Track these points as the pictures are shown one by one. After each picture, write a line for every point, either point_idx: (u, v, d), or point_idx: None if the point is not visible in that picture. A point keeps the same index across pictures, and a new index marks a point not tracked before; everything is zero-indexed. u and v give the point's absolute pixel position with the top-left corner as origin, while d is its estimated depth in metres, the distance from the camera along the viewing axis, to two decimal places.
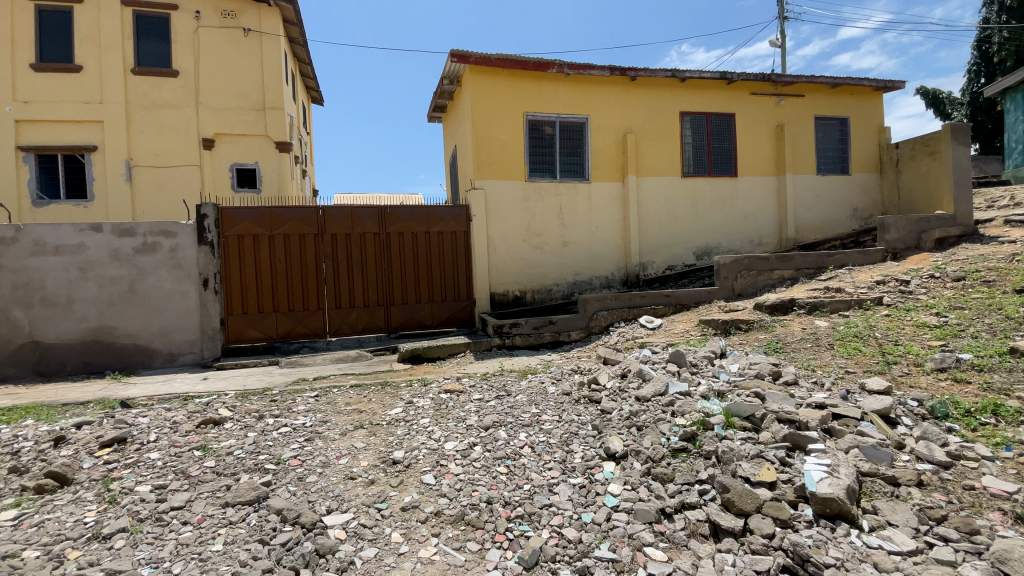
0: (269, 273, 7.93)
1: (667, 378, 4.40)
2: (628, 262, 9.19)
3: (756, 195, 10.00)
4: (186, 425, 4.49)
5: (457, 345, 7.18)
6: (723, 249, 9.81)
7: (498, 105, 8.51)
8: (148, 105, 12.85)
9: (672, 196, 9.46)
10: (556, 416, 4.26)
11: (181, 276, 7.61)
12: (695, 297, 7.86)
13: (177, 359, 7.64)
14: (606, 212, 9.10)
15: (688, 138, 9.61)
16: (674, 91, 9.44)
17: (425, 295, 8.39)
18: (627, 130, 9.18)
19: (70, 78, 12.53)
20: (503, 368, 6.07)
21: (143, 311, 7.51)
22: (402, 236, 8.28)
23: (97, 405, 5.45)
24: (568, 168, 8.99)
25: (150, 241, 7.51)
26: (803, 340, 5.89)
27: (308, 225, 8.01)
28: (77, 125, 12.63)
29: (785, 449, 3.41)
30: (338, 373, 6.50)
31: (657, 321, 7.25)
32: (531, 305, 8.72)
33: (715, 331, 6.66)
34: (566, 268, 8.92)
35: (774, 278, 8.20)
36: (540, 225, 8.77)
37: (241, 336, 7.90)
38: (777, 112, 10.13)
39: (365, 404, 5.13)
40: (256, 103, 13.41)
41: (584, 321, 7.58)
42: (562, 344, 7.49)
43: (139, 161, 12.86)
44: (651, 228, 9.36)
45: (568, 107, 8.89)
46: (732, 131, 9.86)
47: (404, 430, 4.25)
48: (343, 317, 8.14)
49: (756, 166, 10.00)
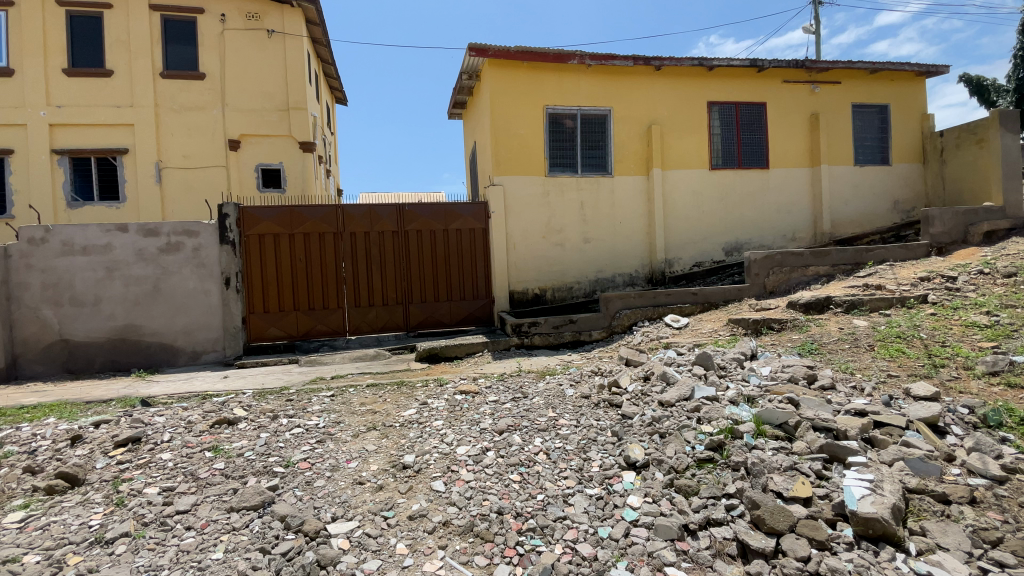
0: (289, 272, 7.95)
1: (693, 382, 4.14)
2: (653, 259, 8.87)
3: (789, 188, 9.54)
4: (201, 425, 4.48)
5: (475, 344, 7.04)
6: (754, 244, 9.38)
7: (518, 99, 8.32)
8: (176, 108, 13.14)
9: (699, 190, 9.10)
10: (574, 421, 4.06)
11: (203, 275, 7.69)
12: (724, 295, 7.51)
13: (200, 358, 7.72)
14: (629, 208, 8.81)
15: (716, 129, 9.23)
16: (701, 81, 9.08)
17: (443, 293, 8.28)
18: (652, 121, 8.86)
19: (102, 83, 12.93)
20: (521, 369, 5.90)
21: (167, 310, 7.62)
22: (421, 234, 8.19)
23: (118, 404, 5.53)
24: (590, 163, 8.73)
25: (174, 241, 7.62)
26: (840, 340, 5.54)
27: (327, 224, 7.99)
28: (109, 129, 13.02)
29: (822, 460, 3.14)
30: (355, 372, 6.44)
31: (683, 320, 6.97)
32: (551, 303, 8.50)
33: (745, 332, 6.33)
34: (588, 266, 8.67)
35: (808, 275, 7.78)
36: (560, 222, 8.54)
37: (262, 334, 7.93)
38: (811, 101, 9.64)
39: (379, 404, 5.03)
40: (280, 103, 13.56)
41: (606, 320, 7.34)
42: (582, 344, 7.26)
43: (168, 163, 13.18)
44: (677, 224, 9.02)
45: (589, 99, 8.63)
46: (763, 121, 9.43)
47: (417, 433, 4.12)
48: (362, 316, 8.09)
49: (789, 157, 9.54)
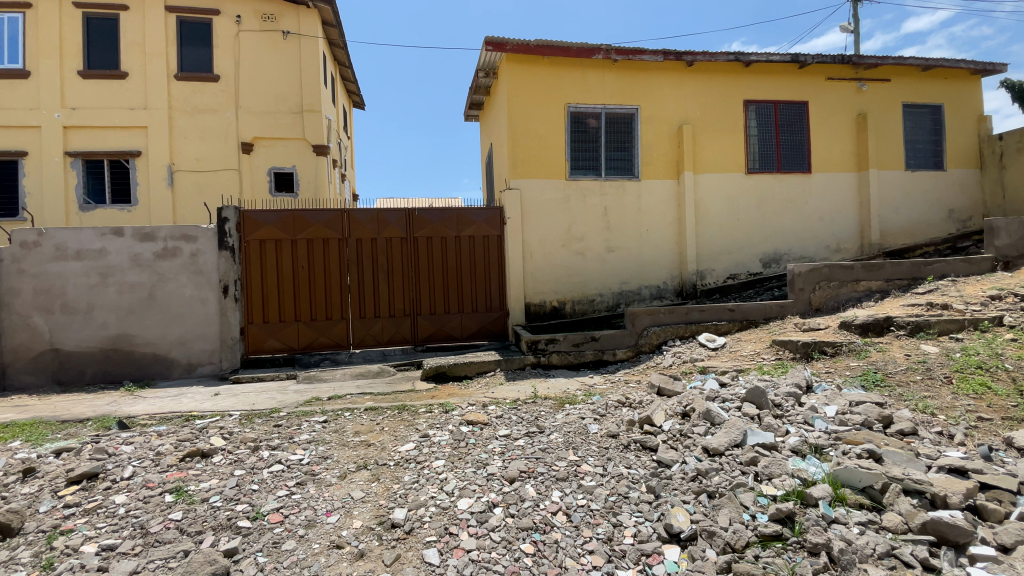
0: (290, 280, 7.43)
1: (744, 423, 3.44)
2: (683, 270, 8.12)
3: (833, 194, 8.71)
4: (171, 457, 3.95)
5: (487, 362, 6.37)
6: (794, 256, 8.57)
7: (537, 97, 7.71)
8: (189, 110, 12.90)
9: (734, 195, 8.33)
10: (600, 467, 3.39)
11: (201, 282, 7.23)
12: (764, 313, 6.76)
13: (196, 370, 7.25)
14: (658, 214, 8.10)
15: (752, 130, 8.49)
16: (737, 77, 8.36)
17: (455, 304, 7.68)
18: (683, 121, 8.16)
19: (117, 85, 12.77)
20: (537, 394, 5.21)
21: (162, 319, 7.18)
22: (431, 240, 7.62)
23: (94, 425, 5.06)
24: (614, 165, 8.06)
25: (170, 246, 7.18)
26: (909, 370, 4.76)
27: (332, 229, 7.47)
28: (123, 131, 12.85)
29: (927, 544, 2.49)
30: (354, 393, 5.84)
31: (719, 339, 6.29)
32: (570, 317, 7.82)
33: (793, 355, 5.56)
34: (611, 277, 7.97)
35: (858, 291, 6.99)
36: (582, 228, 7.88)
37: (261, 347, 7.42)
38: (858, 99, 8.83)
39: (375, 434, 4.43)
40: (294, 106, 13.22)
41: (632, 338, 6.62)
42: (605, 365, 6.52)
43: (180, 165, 12.92)
44: (710, 232, 8.26)
45: (615, 97, 7.98)
46: (805, 121, 8.65)
47: (412, 477, 3.50)
48: (367, 328, 7.53)
49: (833, 160, 8.73)
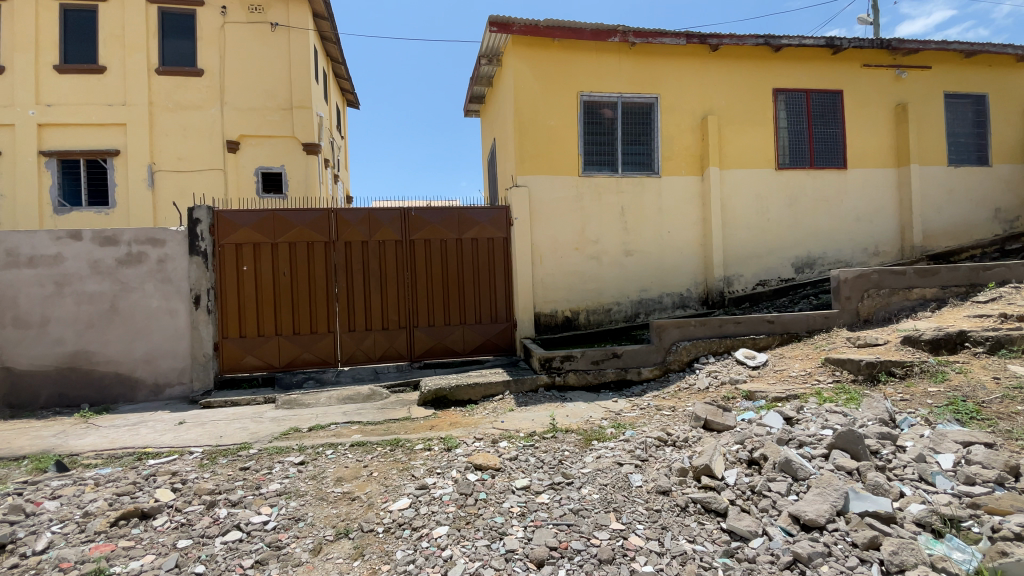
0: (271, 289, 6.60)
1: (843, 482, 2.71)
2: (709, 276, 7.31)
3: (871, 191, 7.94)
4: (102, 518, 3.12)
5: (494, 385, 5.52)
6: (829, 259, 7.77)
7: (547, 85, 6.92)
8: (171, 107, 12.08)
9: (764, 192, 7.53)
10: (654, 544, 2.62)
11: (169, 292, 6.40)
12: (808, 325, 5.99)
13: (164, 392, 6.40)
14: (681, 214, 7.29)
15: (782, 121, 7.72)
16: (766, 64, 7.58)
17: (456, 315, 6.85)
18: (708, 111, 7.37)
19: (94, 80, 11.94)
20: (557, 426, 4.37)
21: (126, 334, 6.33)
22: (429, 243, 6.80)
23: (28, 465, 4.22)
24: (632, 160, 7.25)
25: (135, 251, 6.34)
26: (1005, 397, 3.95)
27: (317, 231, 6.65)
28: (100, 129, 12.01)
29: None
30: (339, 422, 4.99)
31: (761, 357, 5.52)
32: (584, 329, 6.98)
33: (854, 377, 4.74)
34: (630, 284, 7.15)
35: (912, 299, 6.22)
36: (597, 230, 7.05)
37: (237, 365, 6.55)
38: (896, 88, 8.08)
39: (362, 483, 3.59)
40: (283, 102, 12.39)
41: (659, 355, 5.75)
42: (630, 386, 5.66)
43: (162, 165, 12.09)
44: (738, 234, 7.45)
45: (632, 84, 7.19)
46: (839, 112, 7.90)
47: (405, 555, 2.70)
48: (357, 343, 6.69)
49: (870, 155, 7.96)
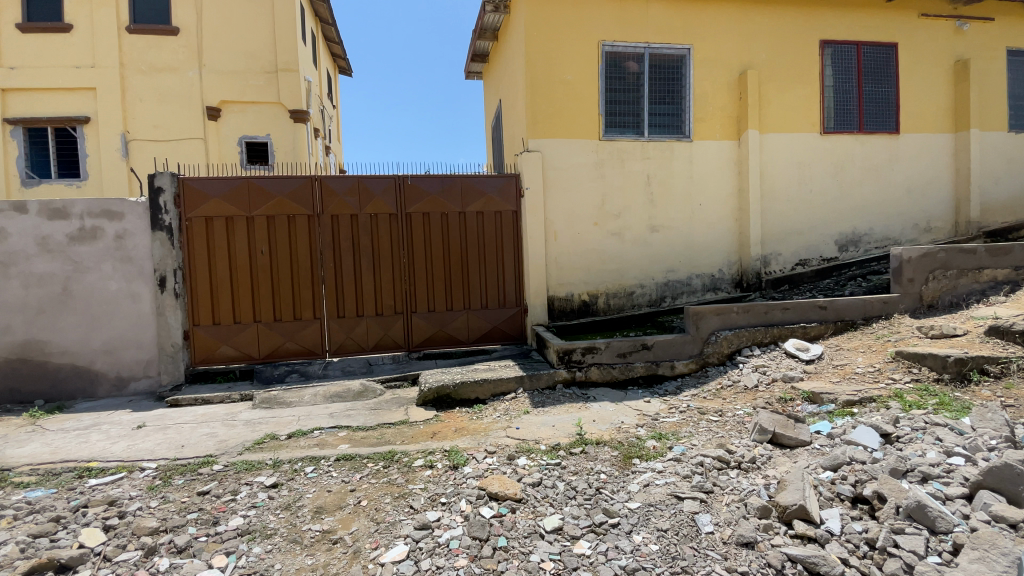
0: (248, 270, 5.78)
1: (1009, 543, 2.02)
2: (744, 254, 6.49)
3: (922, 160, 7.08)
4: (7, 572, 2.38)
5: (505, 381, 4.75)
6: (875, 236, 6.95)
7: (563, 33, 5.97)
8: (145, 69, 11.00)
9: (806, 160, 6.66)
10: None
11: (130, 273, 5.55)
12: (864, 311, 5.21)
13: (128, 386, 5.62)
14: (714, 185, 6.43)
15: (828, 79, 6.78)
16: (813, 12, 6.62)
17: (459, 299, 6.05)
18: (747, 66, 6.44)
19: (60, 40, 10.84)
20: (586, 436, 3.60)
21: (81, 322, 5.50)
22: (428, 217, 5.96)
23: None
24: (659, 121, 6.34)
25: (88, 226, 5.47)
26: None
27: (299, 202, 5.78)
28: (68, 94, 10.96)
29: None
30: (324, 428, 4.22)
31: (814, 349, 4.77)
32: (604, 315, 6.19)
33: (938, 375, 3.98)
34: (655, 264, 6.33)
35: (981, 282, 5.44)
36: (619, 202, 6.20)
37: (211, 356, 5.76)
38: (955, 42, 7.13)
39: (346, 518, 2.83)
40: (268, 64, 11.31)
41: (696, 346, 4.97)
42: (662, 382, 4.90)
43: (137, 134, 11.09)
44: (777, 207, 6.60)
45: (661, 34, 6.23)
46: (892, 69, 6.97)
47: None
48: (347, 331, 5.90)
49: (923, 119, 7.07)
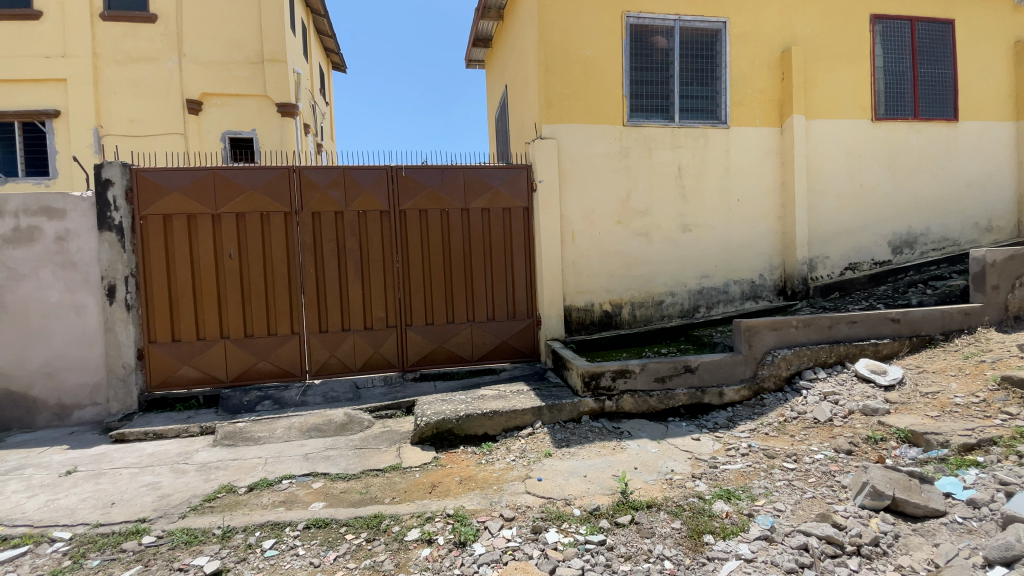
0: (215, 277, 4.93)
1: None
2: (788, 258, 5.68)
3: (982, 151, 6.28)
4: None
5: (519, 413, 3.90)
6: (932, 237, 6.15)
7: (582, 3, 5.16)
8: (120, 59, 10.13)
9: (856, 150, 5.86)
10: None
11: (73, 281, 4.68)
12: (943, 325, 4.39)
13: (72, 415, 4.75)
14: (753, 177, 5.62)
15: (879, 59, 5.98)
16: None
17: (462, 310, 5.22)
18: (790, 42, 5.63)
19: (26, 27, 9.97)
20: (633, 496, 2.76)
21: (14, 340, 4.63)
22: (425, 215, 5.12)
23: None
24: (691, 105, 5.53)
25: (23, 226, 4.60)
26: None
27: (274, 197, 4.93)
28: (36, 86, 10.09)
29: None
30: (296, 476, 3.37)
31: (893, 372, 3.94)
32: (630, 328, 5.36)
33: None
34: (688, 269, 5.51)
35: None
36: (645, 197, 5.38)
37: (171, 379, 4.90)
38: (1018, 18, 6.33)
39: None
40: (253, 54, 10.45)
41: (748, 369, 4.14)
42: (709, 412, 4.06)
43: (110, 129, 10.21)
44: (824, 203, 5.79)
45: (694, 6, 5.42)
46: (948, 48, 6.17)
47: None
48: (332, 348, 5.05)
49: (984, 105, 6.27)
